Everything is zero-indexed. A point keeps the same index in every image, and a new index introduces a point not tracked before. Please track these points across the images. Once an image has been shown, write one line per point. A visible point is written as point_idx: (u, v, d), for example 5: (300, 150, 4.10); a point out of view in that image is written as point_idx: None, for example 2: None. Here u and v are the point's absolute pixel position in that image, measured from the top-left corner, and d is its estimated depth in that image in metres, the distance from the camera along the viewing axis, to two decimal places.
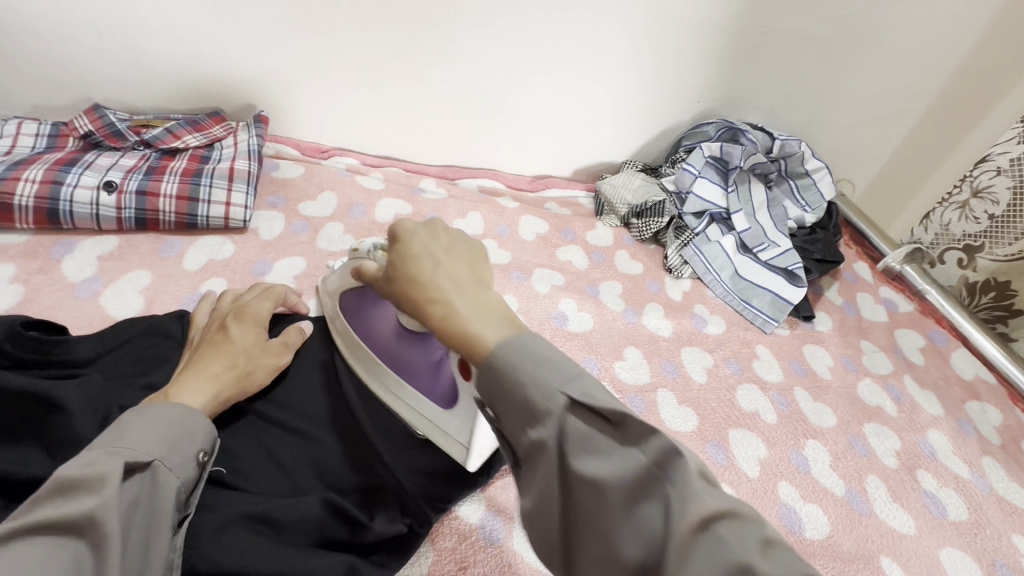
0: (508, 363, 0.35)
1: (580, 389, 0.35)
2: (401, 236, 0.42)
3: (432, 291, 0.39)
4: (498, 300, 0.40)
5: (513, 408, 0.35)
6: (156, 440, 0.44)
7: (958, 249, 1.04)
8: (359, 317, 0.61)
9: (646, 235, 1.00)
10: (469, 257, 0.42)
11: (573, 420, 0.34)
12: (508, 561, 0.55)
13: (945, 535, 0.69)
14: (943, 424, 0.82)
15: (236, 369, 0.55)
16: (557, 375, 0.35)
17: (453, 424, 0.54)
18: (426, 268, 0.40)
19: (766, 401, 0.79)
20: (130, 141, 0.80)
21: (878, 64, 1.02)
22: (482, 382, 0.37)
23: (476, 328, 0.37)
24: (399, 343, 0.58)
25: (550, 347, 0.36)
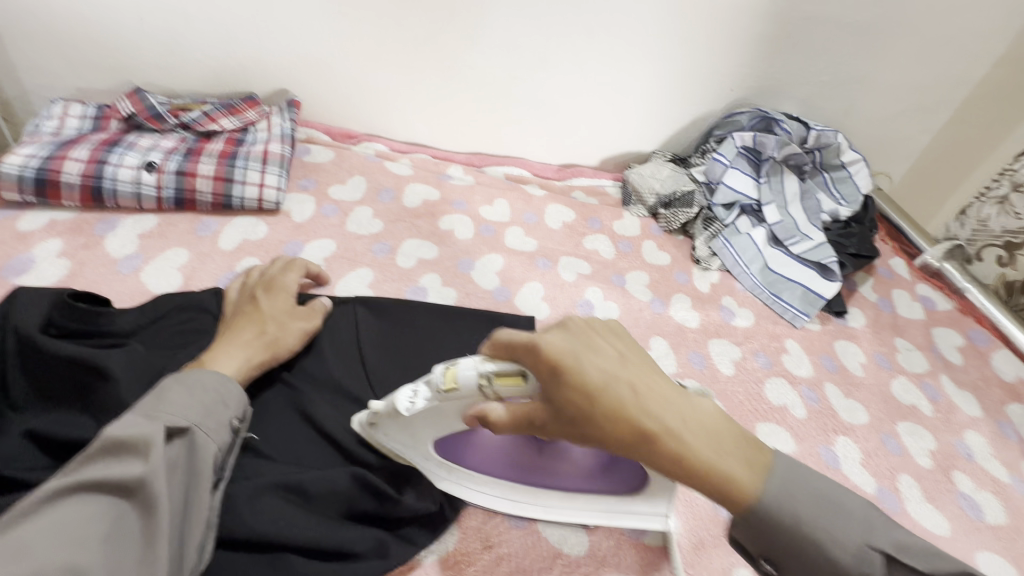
0: (791, 518, 0.39)
1: (893, 541, 0.39)
2: (572, 364, 0.41)
3: (673, 443, 0.39)
4: (706, 409, 0.42)
5: (799, 559, 0.40)
6: (193, 405, 0.46)
7: (998, 245, 1.00)
8: (464, 445, 0.55)
9: (674, 225, 0.98)
10: (641, 364, 0.43)
11: (883, 570, 0.38)
12: (535, 543, 0.54)
13: (982, 538, 0.67)
14: (981, 426, 0.80)
15: (265, 337, 0.57)
16: (859, 527, 0.39)
17: (647, 504, 0.54)
18: (628, 396, 0.40)
19: (796, 396, 0.78)
20: (169, 124, 0.82)
21: (922, 52, 0.98)
22: (755, 531, 0.40)
23: (718, 462, 0.40)
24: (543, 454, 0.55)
25: (807, 482, 0.41)
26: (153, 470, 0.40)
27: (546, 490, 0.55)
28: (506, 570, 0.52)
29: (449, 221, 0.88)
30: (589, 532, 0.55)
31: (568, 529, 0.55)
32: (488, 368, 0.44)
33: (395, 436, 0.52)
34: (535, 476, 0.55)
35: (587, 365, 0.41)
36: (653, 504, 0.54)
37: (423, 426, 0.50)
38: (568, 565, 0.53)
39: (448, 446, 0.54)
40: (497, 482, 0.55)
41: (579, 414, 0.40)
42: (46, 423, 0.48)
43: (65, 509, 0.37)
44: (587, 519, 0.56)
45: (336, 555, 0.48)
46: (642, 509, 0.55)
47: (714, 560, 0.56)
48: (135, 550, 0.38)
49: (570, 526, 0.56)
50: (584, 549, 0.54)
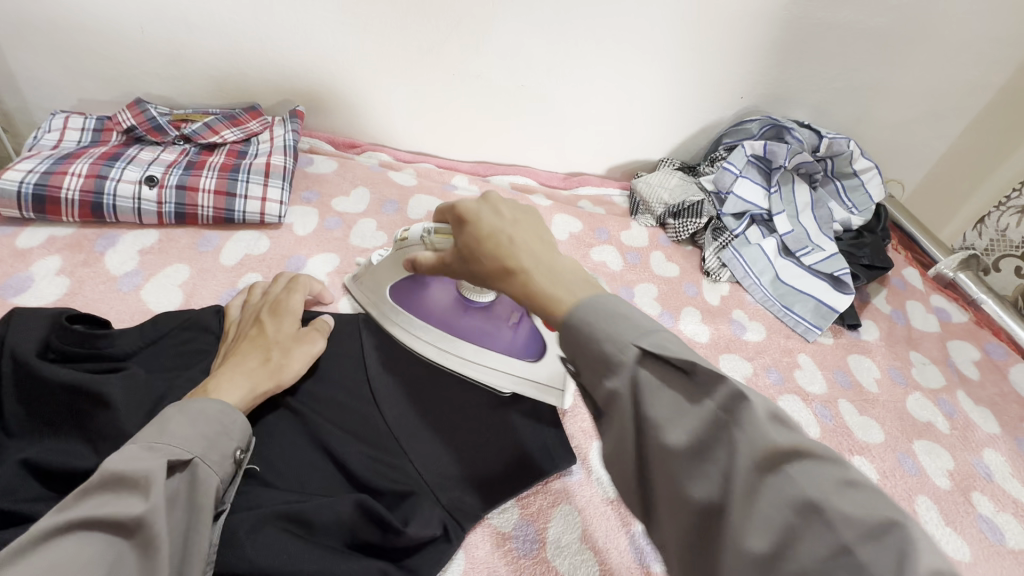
0: (587, 322, 0.38)
1: (653, 341, 0.36)
2: (470, 218, 0.47)
3: (516, 264, 0.43)
4: (566, 261, 0.44)
5: (590, 361, 0.37)
6: (195, 436, 0.45)
7: (1015, 256, 0.97)
8: (411, 299, 0.64)
9: (683, 235, 0.96)
10: (532, 229, 0.46)
11: (642, 369, 0.36)
12: (545, 573, 0.52)
13: (1003, 563, 0.65)
14: (1000, 444, 0.78)
15: (270, 363, 0.56)
16: (634, 331, 0.36)
17: (544, 371, 0.62)
18: (503, 240, 0.44)
19: (809, 413, 0.76)
20: (170, 136, 0.81)
21: (938, 59, 0.96)
22: (566, 343, 0.39)
23: (560, 292, 0.41)
24: (465, 319, 0.62)
25: (622, 305, 0.39)
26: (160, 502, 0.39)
27: (463, 344, 0.62)
28: None
29: None
30: (600, 563, 0.54)
31: (577, 559, 0.54)
32: (430, 227, 0.56)
33: (369, 291, 0.67)
34: (456, 327, 0.62)
35: (485, 219, 0.46)
36: (550, 374, 0.62)
37: (386, 278, 0.65)
38: None
39: (396, 287, 0.65)
40: (422, 326, 0.63)
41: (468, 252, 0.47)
42: (42, 452, 0.47)
43: (63, 546, 0.35)
44: (598, 548, 0.55)
45: None
46: (538, 379, 0.61)
47: None
48: None
49: (579, 556, 0.54)
50: None
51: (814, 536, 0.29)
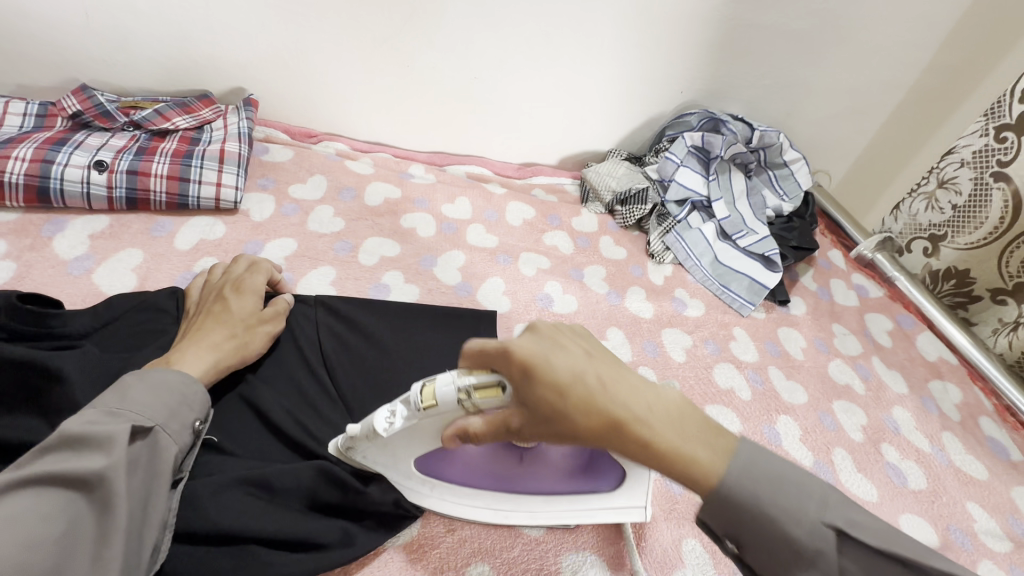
0: (749, 501, 0.41)
1: (838, 514, 0.40)
2: (537, 364, 0.42)
3: (628, 421, 0.42)
4: (676, 399, 0.44)
5: (764, 545, 0.41)
6: (157, 404, 0.46)
7: (924, 238, 1.08)
8: (440, 469, 0.54)
9: (630, 221, 1.03)
10: (608, 364, 0.44)
11: (842, 557, 0.39)
12: (497, 525, 0.57)
13: (905, 502, 0.73)
14: (907, 402, 0.87)
15: (234, 340, 0.58)
16: (814, 504, 0.40)
17: (620, 500, 0.56)
18: (591, 383, 0.42)
19: (742, 379, 0.83)
20: (119, 122, 0.80)
21: (853, 59, 1.05)
22: (722, 520, 0.42)
23: (693, 455, 0.41)
24: (514, 464, 0.55)
25: (782, 467, 0.42)
26: (117, 466, 0.40)
27: (532, 495, 0.56)
28: (471, 551, 0.54)
29: (412, 218, 0.89)
30: None
31: None
32: (466, 382, 0.45)
33: (376, 456, 0.52)
34: (514, 478, 0.55)
35: (557, 359, 0.43)
36: (628, 496, 0.56)
37: (401, 446, 0.50)
38: (529, 543, 0.56)
39: (422, 462, 0.53)
40: (477, 493, 0.55)
41: (544, 416, 0.42)
42: None
43: (22, 501, 0.37)
44: None
45: (303, 545, 0.49)
46: (617, 502, 0.56)
47: (666, 534, 0.60)
48: (87, 548, 0.39)
49: None
50: (543, 531, 0.57)
51: None
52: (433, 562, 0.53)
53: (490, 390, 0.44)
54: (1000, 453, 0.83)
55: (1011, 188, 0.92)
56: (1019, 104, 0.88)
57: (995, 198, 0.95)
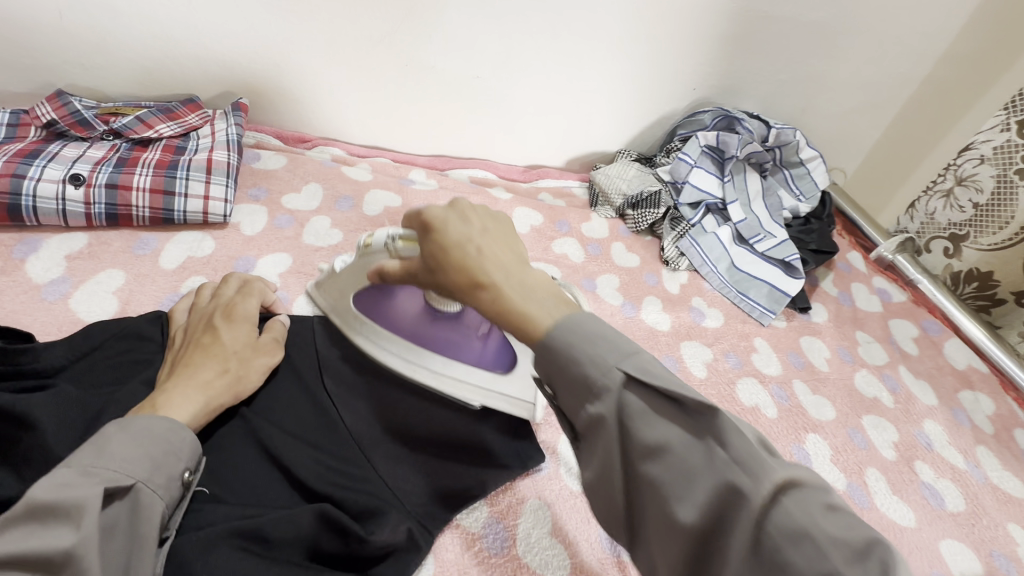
0: (565, 343, 0.38)
1: (635, 363, 0.36)
2: (436, 225, 0.45)
3: (480, 274, 0.42)
4: (542, 280, 0.44)
5: (571, 386, 0.37)
6: (139, 458, 0.41)
7: (944, 237, 1.05)
8: (378, 309, 0.62)
9: (642, 226, 0.98)
10: (500, 235, 0.46)
11: (629, 394, 0.36)
12: (515, 570, 0.52)
13: (944, 526, 0.69)
14: (938, 415, 0.83)
15: (229, 375, 0.52)
16: (613, 350, 0.37)
17: (514, 387, 0.60)
18: (470, 250, 0.43)
19: (766, 395, 0.78)
20: (98, 131, 0.74)
21: (872, 52, 1.00)
22: (539, 362, 0.39)
23: (533, 308, 0.40)
24: (431, 325, 0.61)
25: (605, 326, 0.39)
26: (88, 541, 0.36)
27: (432, 352, 0.60)
28: None
29: None
30: (570, 555, 0.54)
31: (548, 555, 0.53)
32: (396, 233, 0.54)
33: (330, 294, 0.65)
34: (426, 337, 0.61)
35: (453, 227, 0.45)
36: (521, 390, 0.60)
37: (347, 284, 0.63)
38: None
39: (360, 295, 0.62)
40: (391, 336, 0.61)
41: (432, 265, 0.45)
42: None
43: None
44: (567, 542, 0.55)
45: None
46: (509, 392, 0.59)
47: None
48: None
49: (550, 552, 0.54)
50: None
51: (806, 558, 0.29)
52: None
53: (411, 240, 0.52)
54: None
55: None
56: None
57: (1021, 196, 0.90)
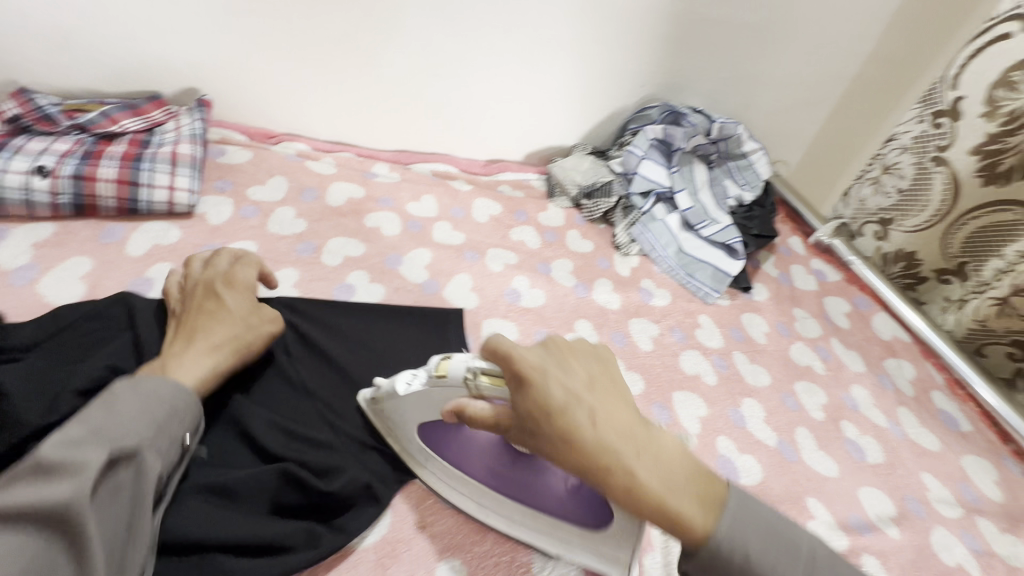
0: (742, 552, 0.40)
1: (819, 563, 0.41)
2: (535, 377, 0.44)
3: (608, 453, 0.42)
4: (677, 448, 0.44)
5: None
6: (140, 424, 0.46)
7: (874, 221, 1.13)
8: (444, 442, 0.55)
9: (596, 214, 1.04)
10: (604, 383, 0.46)
11: None
12: (467, 519, 0.56)
13: (864, 476, 0.76)
14: (865, 380, 0.90)
15: (231, 346, 0.57)
16: (795, 557, 0.40)
17: (612, 549, 0.51)
18: (587, 417, 0.43)
19: (707, 364, 0.85)
20: (63, 125, 0.76)
21: (804, 52, 1.09)
22: (706, 564, 0.41)
23: (673, 499, 0.41)
24: (512, 470, 0.53)
25: (773, 519, 0.42)
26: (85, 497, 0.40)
27: (511, 500, 0.54)
28: (441, 547, 0.54)
29: (376, 218, 0.88)
30: None
31: None
32: (477, 365, 0.47)
33: (389, 411, 0.56)
34: (508, 485, 0.53)
35: (553, 381, 0.44)
36: (622, 551, 0.51)
37: (413, 411, 0.54)
38: (500, 535, 0.56)
39: (426, 426, 0.55)
40: (463, 477, 0.55)
41: (527, 421, 0.44)
42: None
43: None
44: None
45: (266, 550, 0.49)
46: (608, 551, 0.51)
47: None
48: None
49: None
50: None
51: None
52: (404, 564, 0.52)
53: (501, 378, 0.47)
54: (950, 424, 0.87)
55: (950, 172, 0.96)
56: (952, 92, 0.93)
57: (936, 181, 0.98)
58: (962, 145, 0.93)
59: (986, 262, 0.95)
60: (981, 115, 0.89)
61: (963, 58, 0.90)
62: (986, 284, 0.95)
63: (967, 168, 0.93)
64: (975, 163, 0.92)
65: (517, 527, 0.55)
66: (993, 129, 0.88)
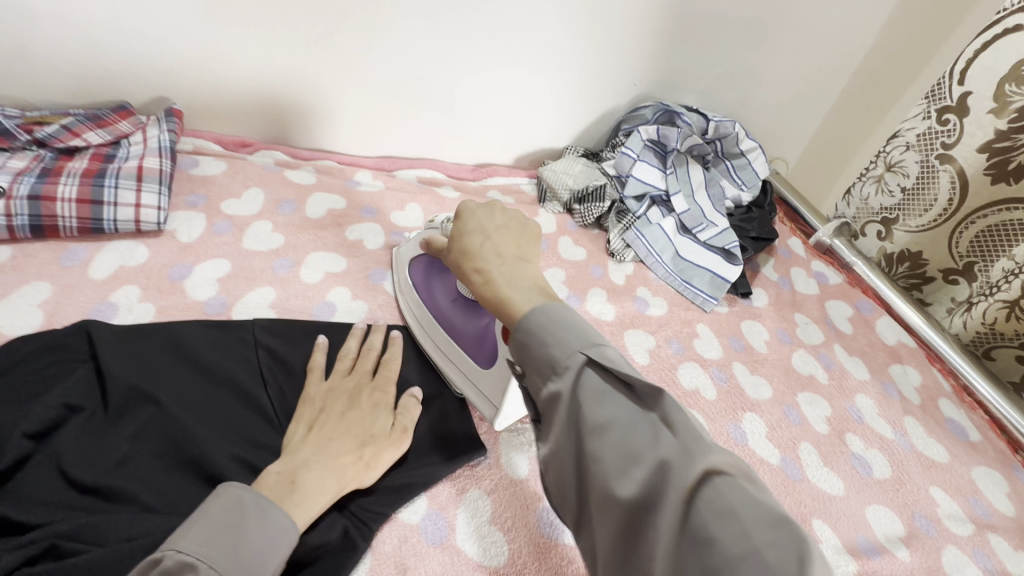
0: (539, 325, 0.41)
1: (598, 351, 0.39)
2: (463, 215, 0.54)
3: (477, 257, 0.50)
4: (538, 278, 0.47)
5: (535, 365, 0.40)
6: (247, 569, 0.39)
7: (877, 221, 1.09)
8: (427, 279, 0.71)
9: (589, 220, 1.00)
10: (517, 234, 0.52)
11: (588, 374, 0.38)
12: (454, 558, 0.53)
13: (871, 493, 0.73)
14: (869, 388, 0.87)
15: (359, 461, 0.52)
16: (578, 336, 0.40)
17: (489, 384, 0.62)
18: (481, 238, 0.51)
19: (706, 377, 0.81)
20: (20, 141, 0.71)
21: (802, 45, 1.05)
22: (512, 344, 0.42)
23: (511, 291, 0.45)
24: (454, 307, 0.67)
25: (576, 317, 0.42)
26: None
27: (441, 327, 0.67)
28: None
29: (358, 230, 0.84)
30: (508, 542, 0.55)
31: (486, 542, 0.55)
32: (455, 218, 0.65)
33: (407, 254, 0.75)
34: (444, 314, 0.67)
35: (475, 216, 0.54)
36: (496, 387, 0.61)
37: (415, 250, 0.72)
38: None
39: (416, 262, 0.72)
40: (422, 304, 0.70)
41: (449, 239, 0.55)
42: None
43: None
44: (505, 527, 0.56)
45: None
46: (487, 385, 0.62)
47: None
48: None
49: (488, 539, 0.55)
50: (504, 559, 0.54)
51: (718, 522, 0.30)
52: None
53: None
54: (959, 434, 0.84)
55: (956, 169, 0.93)
56: (959, 87, 0.89)
57: (942, 179, 0.95)
58: (969, 142, 0.89)
59: (994, 263, 0.92)
60: (990, 110, 0.85)
61: (971, 51, 0.86)
62: (993, 286, 0.92)
63: (973, 165, 0.90)
64: (982, 160, 0.89)
65: (433, 349, 0.68)
66: (1002, 125, 0.84)
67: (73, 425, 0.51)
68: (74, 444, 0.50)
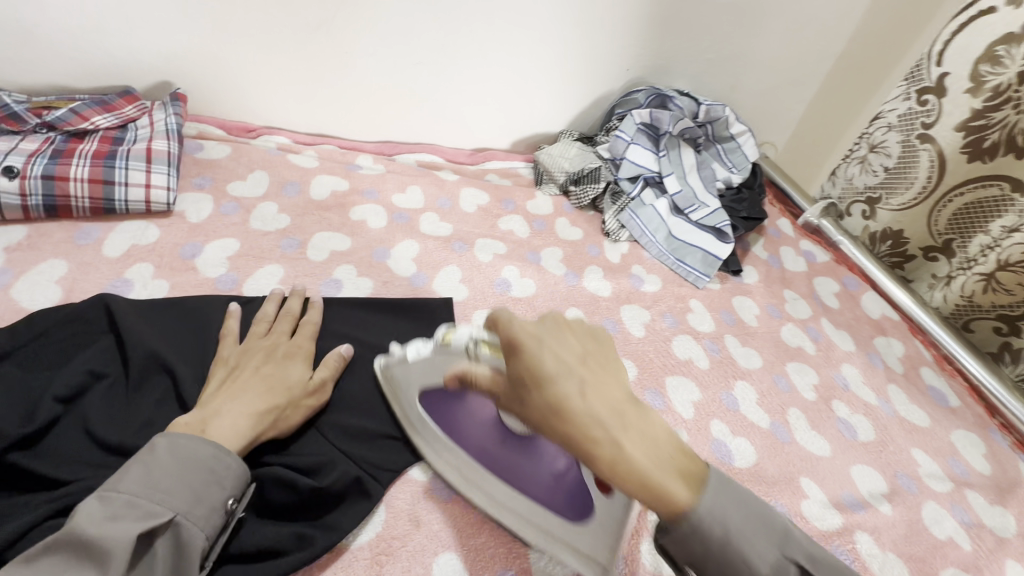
0: (723, 532, 0.40)
1: (787, 540, 0.41)
2: (530, 347, 0.45)
3: (585, 417, 0.42)
4: (666, 430, 0.43)
5: (728, 568, 0.40)
6: (183, 492, 0.44)
7: (862, 201, 1.13)
8: (449, 416, 0.59)
9: (585, 201, 1.03)
10: (598, 359, 0.47)
11: (791, 571, 0.39)
12: (461, 510, 0.56)
13: (856, 454, 0.77)
14: (855, 358, 0.91)
15: (277, 409, 0.54)
16: (763, 533, 0.40)
17: (585, 537, 0.53)
18: (574, 390, 0.43)
19: (700, 349, 0.85)
20: (31, 124, 0.73)
21: (789, 30, 1.08)
22: (691, 546, 0.41)
23: (661, 477, 0.40)
24: (506, 448, 0.57)
25: (751, 498, 0.42)
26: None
27: (495, 477, 0.57)
28: (435, 541, 0.54)
29: (361, 211, 0.87)
30: None
31: None
32: (478, 334, 0.52)
33: (402, 375, 0.60)
34: (499, 458, 0.57)
35: (546, 352, 0.45)
36: (595, 544, 0.52)
37: (418, 374, 0.58)
38: (495, 528, 0.56)
39: (427, 390, 0.59)
40: (455, 447, 0.58)
41: (520, 383, 0.45)
42: None
43: None
44: None
45: (263, 555, 0.49)
46: (579, 543, 0.53)
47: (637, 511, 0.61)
48: None
49: None
50: None
51: None
52: (400, 562, 0.52)
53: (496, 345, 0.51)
54: (939, 400, 0.88)
55: (936, 149, 0.96)
56: (937, 68, 0.92)
57: (922, 158, 0.98)
58: (947, 122, 0.92)
59: (972, 238, 0.95)
60: (966, 90, 0.89)
61: (949, 33, 0.89)
62: (972, 260, 0.96)
63: (952, 144, 0.93)
64: (960, 139, 0.92)
65: (488, 501, 0.56)
66: (978, 104, 0.87)
67: (98, 391, 0.54)
68: (98, 407, 0.52)
